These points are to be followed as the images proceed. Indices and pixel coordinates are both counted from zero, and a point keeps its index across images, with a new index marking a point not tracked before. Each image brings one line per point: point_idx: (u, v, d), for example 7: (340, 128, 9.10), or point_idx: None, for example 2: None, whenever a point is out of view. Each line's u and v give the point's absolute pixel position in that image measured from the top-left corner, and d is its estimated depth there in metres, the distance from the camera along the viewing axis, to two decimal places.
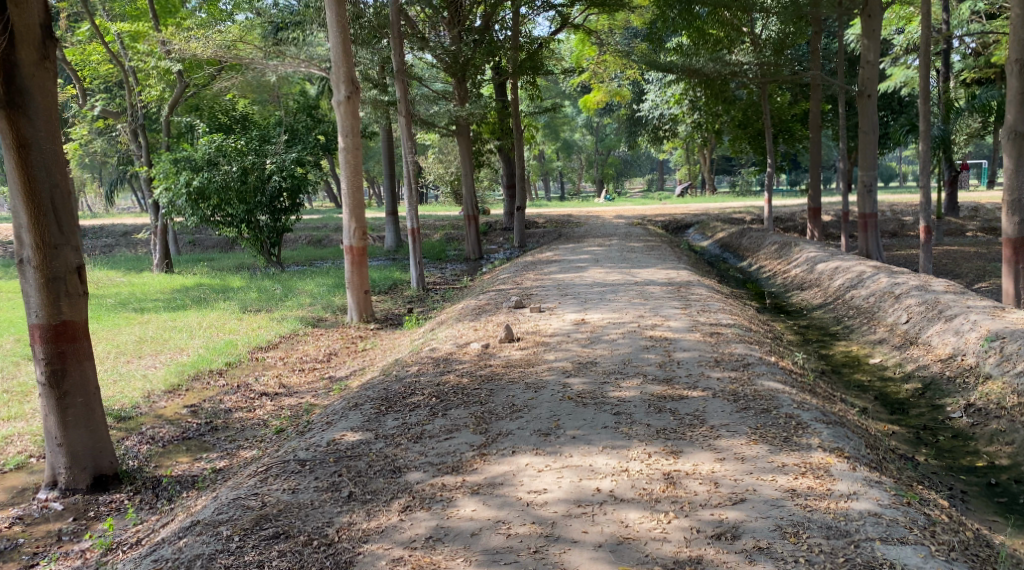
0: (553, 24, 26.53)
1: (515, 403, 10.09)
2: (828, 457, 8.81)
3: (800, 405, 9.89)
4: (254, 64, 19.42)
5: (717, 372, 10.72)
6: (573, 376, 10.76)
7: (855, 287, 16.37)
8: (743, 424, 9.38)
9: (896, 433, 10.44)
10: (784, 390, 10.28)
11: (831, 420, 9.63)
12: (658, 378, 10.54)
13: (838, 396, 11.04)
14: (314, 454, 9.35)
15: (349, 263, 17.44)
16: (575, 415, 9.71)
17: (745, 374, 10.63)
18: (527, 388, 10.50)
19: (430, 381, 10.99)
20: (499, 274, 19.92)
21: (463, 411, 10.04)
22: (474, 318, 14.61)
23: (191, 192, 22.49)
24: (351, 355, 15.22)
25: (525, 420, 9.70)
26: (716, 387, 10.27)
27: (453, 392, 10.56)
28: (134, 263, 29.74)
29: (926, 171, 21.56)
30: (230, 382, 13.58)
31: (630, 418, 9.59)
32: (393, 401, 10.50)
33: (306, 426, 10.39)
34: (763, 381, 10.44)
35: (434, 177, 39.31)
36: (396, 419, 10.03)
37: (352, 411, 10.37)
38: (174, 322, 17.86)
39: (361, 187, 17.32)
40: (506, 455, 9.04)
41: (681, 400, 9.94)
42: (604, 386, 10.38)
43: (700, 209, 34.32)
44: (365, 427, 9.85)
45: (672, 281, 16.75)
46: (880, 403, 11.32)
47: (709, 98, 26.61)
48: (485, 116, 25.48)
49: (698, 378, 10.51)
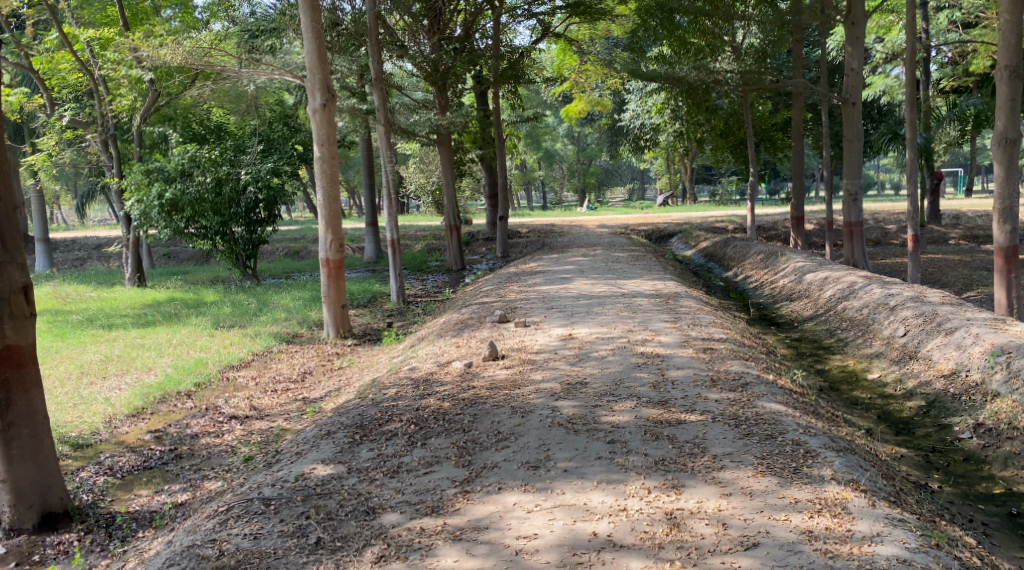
0: (534, 33, 26.00)
1: (500, 431, 9.48)
2: (844, 491, 8.28)
3: (805, 430, 9.34)
4: (227, 72, 18.79)
5: (714, 393, 10.14)
6: (562, 398, 10.15)
7: (847, 298, 15.84)
8: (748, 452, 8.81)
9: (905, 457, 9.92)
10: (787, 412, 9.73)
11: (840, 447, 9.08)
12: (651, 401, 9.95)
13: (842, 417, 10.49)
14: (280, 491, 8.70)
15: (326, 277, 16.77)
16: (566, 443, 9.11)
17: (745, 395, 10.05)
18: (513, 412, 9.90)
19: (408, 406, 10.33)
20: (482, 285, 19.31)
21: (444, 440, 9.42)
22: (456, 334, 13.98)
23: (164, 204, 21.87)
24: (327, 374, 14.56)
25: (511, 450, 9.09)
26: (714, 409, 9.69)
27: (433, 419, 9.92)
28: (106, 277, 28.99)
29: (913, 180, 20.95)
30: (199, 404, 12.93)
31: (625, 447, 9.01)
32: (369, 428, 9.86)
33: (275, 456, 9.72)
34: (763, 403, 9.87)
35: (414, 186, 38.69)
36: (371, 449, 9.39)
37: (324, 439, 9.72)
38: (143, 340, 17.15)
39: (338, 197, 16.71)
40: (491, 493, 8.44)
41: (679, 425, 9.37)
42: (596, 410, 9.79)
43: (683, 218, 33.85)
44: (338, 459, 9.21)
45: (660, 293, 16.21)
46: (885, 424, 10.78)
47: (691, 108, 26.15)
48: (467, 125, 24.94)
49: (695, 400, 9.92)
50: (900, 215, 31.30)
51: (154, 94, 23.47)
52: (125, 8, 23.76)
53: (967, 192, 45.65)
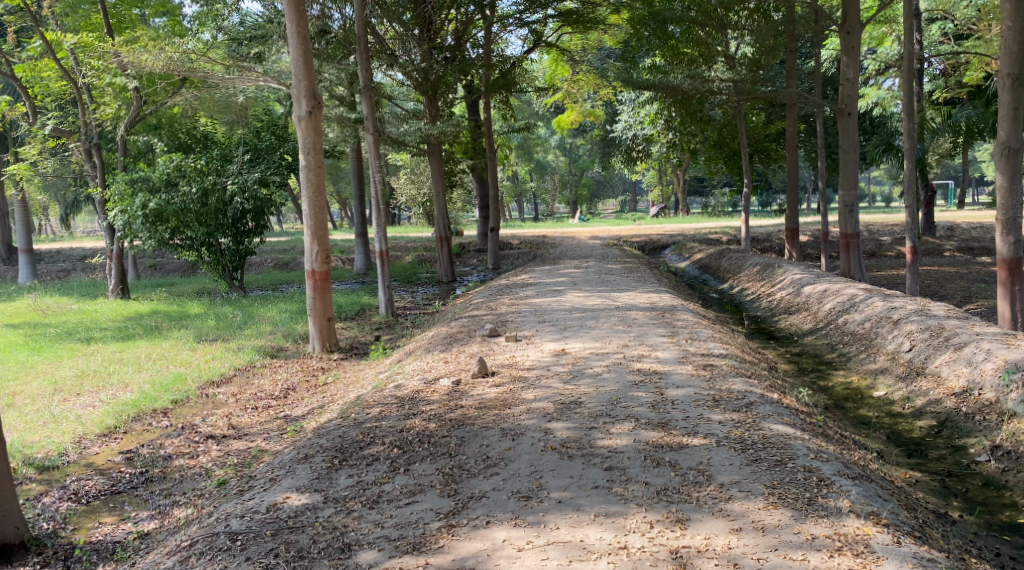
0: (526, 43, 25.51)
1: (489, 456, 9.00)
2: (865, 527, 7.95)
3: (817, 454, 8.90)
4: (211, 78, 18.28)
5: (718, 413, 9.62)
6: (555, 419, 9.62)
7: (848, 311, 15.33)
8: (757, 481, 8.42)
9: (920, 482, 9.50)
10: (796, 434, 9.25)
11: (856, 474, 8.66)
12: (651, 422, 9.44)
13: (851, 439, 10.03)
14: (249, 524, 8.29)
15: (311, 290, 16.21)
16: (560, 470, 8.66)
17: (749, 416, 9.55)
18: (503, 434, 9.37)
19: (391, 427, 9.79)
20: (472, 298, 18.77)
21: (429, 466, 8.94)
22: (444, 348, 13.43)
23: (148, 214, 21.27)
24: (310, 391, 13.99)
25: (501, 478, 8.63)
26: (718, 432, 9.21)
27: (418, 441, 9.40)
28: (90, 289, 28.38)
29: (910, 189, 20.37)
30: (176, 423, 12.38)
31: (624, 475, 8.58)
32: (349, 451, 9.34)
33: (248, 482, 9.21)
34: (770, 424, 9.38)
35: (405, 198, 38.15)
36: (351, 476, 8.92)
37: (301, 463, 9.21)
38: (122, 354, 16.57)
39: (324, 208, 16.15)
40: (479, 527, 8.04)
41: (681, 450, 8.91)
42: (591, 433, 9.27)
43: (676, 229, 33.41)
44: (313, 487, 8.75)
45: (655, 305, 15.70)
46: (894, 444, 10.32)
47: (684, 119, 25.70)
48: (458, 136, 24.43)
49: (698, 422, 9.41)
50: (895, 227, 30.88)
51: (140, 103, 22.95)
52: (109, 15, 23.14)
53: (959, 203, 45.27)
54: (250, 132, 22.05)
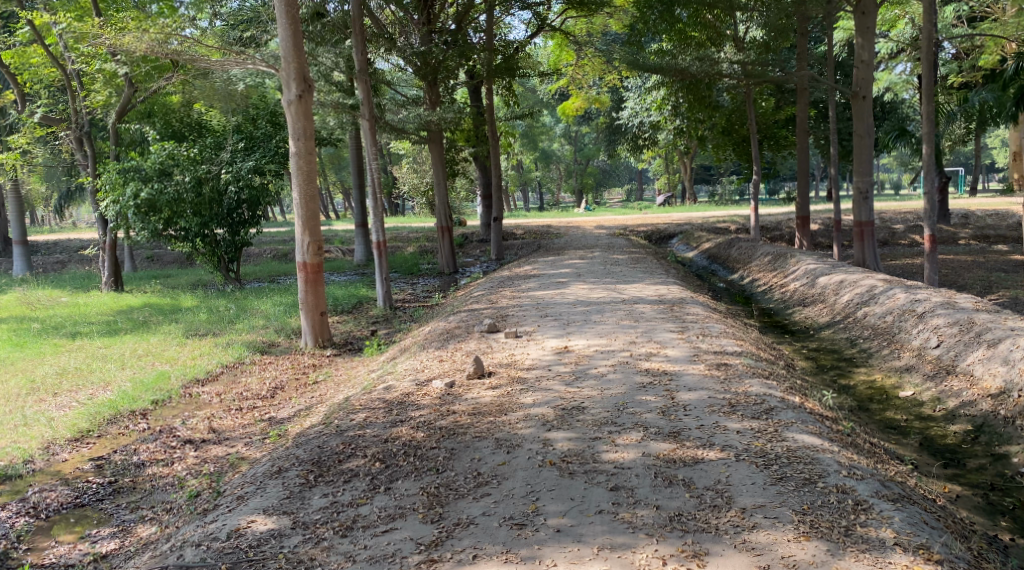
0: (529, 28, 24.61)
1: (481, 472, 8.30)
2: (914, 563, 7.26)
3: (849, 471, 8.17)
4: (200, 64, 17.05)
5: (735, 421, 8.88)
6: (556, 428, 8.88)
7: (867, 304, 14.49)
8: (784, 506, 7.71)
9: (961, 497, 8.75)
10: (822, 445, 8.52)
11: (895, 496, 7.94)
12: (661, 431, 8.71)
13: (881, 447, 9.29)
14: (205, 556, 7.65)
15: (303, 283, 15.42)
16: (559, 491, 7.97)
17: (770, 425, 8.82)
18: (497, 446, 8.66)
19: (376, 437, 9.07)
20: (473, 290, 17.96)
21: (412, 485, 8.25)
22: (440, 346, 12.63)
23: (140, 204, 20.46)
24: (299, 390, 13.19)
25: (492, 501, 7.94)
26: (737, 444, 8.48)
27: (403, 455, 8.70)
28: (84, 281, 27.60)
29: (928, 174, 19.39)
30: (154, 426, 11.60)
31: (632, 496, 7.88)
32: (325, 466, 8.64)
33: (214, 501, 8.55)
34: (793, 435, 8.65)
35: (407, 187, 37.28)
36: (325, 496, 8.24)
37: (273, 479, 8.51)
38: (106, 350, 15.79)
39: (315, 197, 15.36)
40: (465, 562, 7.35)
41: (695, 466, 8.20)
42: (595, 444, 8.55)
43: (683, 218, 32.55)
44: (282, 510, 8.08)
45: (663, 298, 14.88)
46: (928, 452, 9.58)
47: (691, 105, 24.75)
48: (460, 122, 23.49)
49: (714, 432, 8.67)
50: (907, 214, 29.94)
51: (131, 89, 22.08)
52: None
53: (969, 190, 44.18)
54: (243, 118, 21.17)
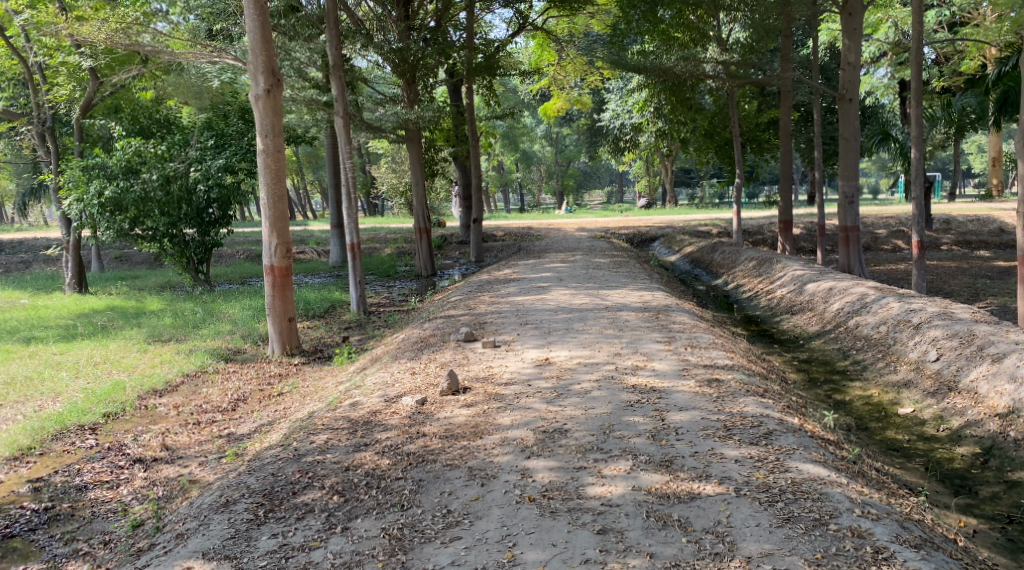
0: (510, 27, 23.90)
1: (453, 510, 7.76)
2: None
3: (863, 509, 7.73)
4: (166, 56, 16.00)
5: (732, 448, 8.40)
6: (536, 456, 8.34)
7: (859, 313, 13.85)
8: (795, 554, 7.27)
9: (979, 533, 8.32)
10: (828, 477, 8.05)
11: (918, 541, 7.51)
12: (652, 460, 8.22)
13: (889, 476, 8.80)
14: None
15: (271, 287, 14.60)
16: (539, 535, 7.45)
17: (771, 452, 8.34)
18: (470, 478, 8.11)
19: (336, 463, 8.46)
20: (449, 295, 17.20)
21: (374, 524, 7.68)
22: (413, 356, 11.88)
23: (104, 202, 19.52)
24: (262, 403, 12.36)
25: (464, 546, 7.41)
26: (736, 476, 8.00)
27: (366, 486, 8.13)
28: (46, 282, 26.60)
29: (915, 180, 18.81)
30: (103, 443, 10.86)
31: (622, 542, 7.40)
32: (277, 498, 8.02)
33: (149, 542, 7.97)
34: (797, 464, 8.18)
35: (385, 188, 36.47)
36: (274, 535, 7.67)
37: (219, 513, 7.92)
38: (62, 357, 14.97)
39: (284, 196, 14.60)
40: None
41: (691, 503, 7.73)
42: (580, 477, 8.04)
43: (666, 221, 31.94)
44: (222, 554, 7.50)
45: (647, 305, 14.21)
46: (937, 479, 9.10)
47: (674, 107, 24.06)
48: (439, 121, 22.69)
49: (710, 461, 8.19)
50: (889, 218, 29.40)
51: (96, 84, 21.07)
52: None
53: (948, 195, 43.70)
54: (214, 114, 20.24)
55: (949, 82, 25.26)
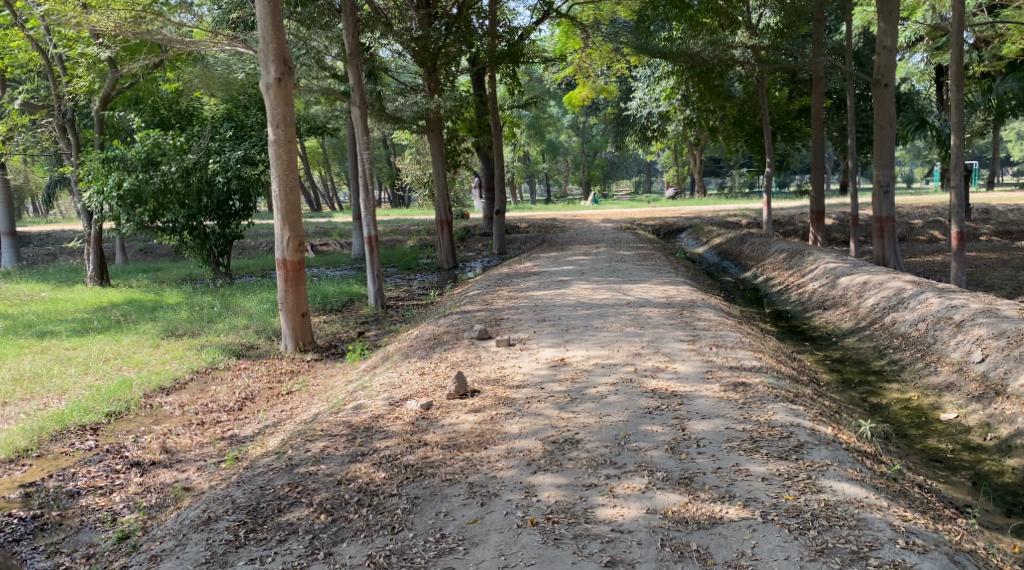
0: (535, 14, 23.22)
1: (448, 535, 7.39)
2: None
3: (903, 538, 7.24)
4: (175, 44, 15.14)
5: (758, 464, 7.93)
6: (542, 471, 7.97)
7: (895, 308, 13.17)
8: None
9: None
10: (866, 500, 7.58)
11: None
12: (670, 478, 7.80)
13: (933, 494, 8.23)
14: None
15: (282, 281, 14.05)
16: (541, 566, 7.07)
17: (801, 469, 7.87)
18: (470, 497, 7.75)
19: (329, 479, 8.09)
20: (468, 288, 16.65)
21: (359, 550, 7.34)
22: (425, 355, 11.39)
23: (123, 194, 18.82)
24: (270, 402, 11.77)
25: None
26: (763, 498, 7.55)
27: (358, 505, 7.78)
28: (68, 275, 26.25)
29: (953, 168, 17.98)
30: (103, 444, 10.32)
31: None
32: (261, 516, 7.71)
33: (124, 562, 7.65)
34: (831, 484, 7.71)
35: (410, 179, 35.96)
36: (252, 560, 7.33)
37: (198, 533, 7.64)
38: (73, 352, 14.46)
39: (296, 188, 14.00)
40: None
41: (708, 529, 7.31)
42: (590, 498, 7.64)
43: (694, 212, 31.18)
44: None
45: (672, 300, 13.62)
46: (989, 495, 8.46)
47: (702, 95, 23.22)
48: (461, 111, 22.05)
49: (733, 480, 7.75)
50: (924, 208, 28.50)
51: (115, 75, 20.29)
52: None
53: (986, 184, 42.30)
54: (233, 106, 19.65)
55: (988, 68, 24.27)
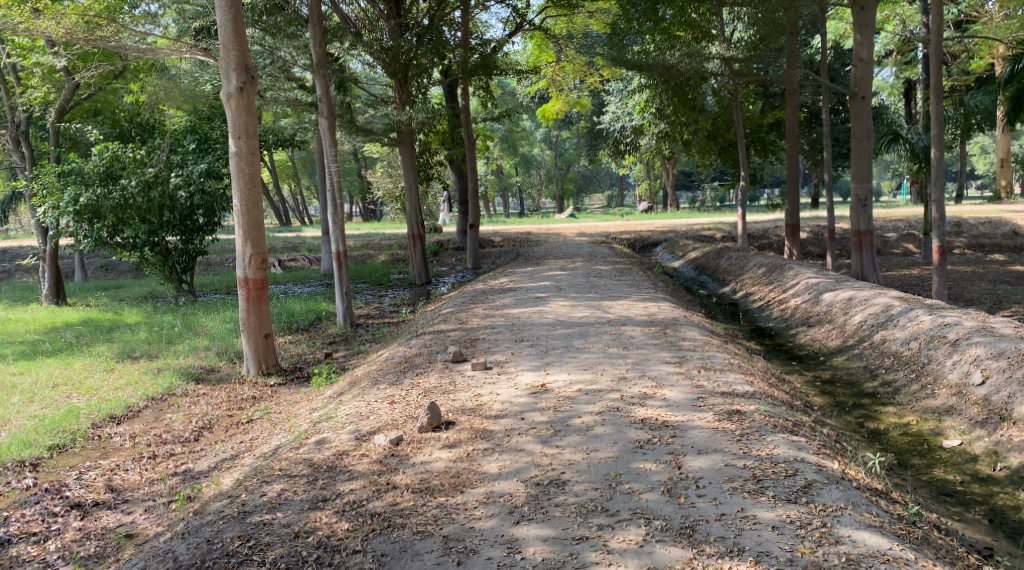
0: (507, 27, 22.54)
1: None
2: None
3: None
4: (128, 51, 14.22)
5: (766, 509, 7.38)
6: (526, 520, 7.36)
7: (884, 326, 12.59)
8: None
9: None
10: (890, 553, 7.07)
11: None
12: (670, 527, 7.23)
13: (954, 537, 7.79)
14: None
15: (244, 301, 13.18)
16: None
17: (817, 516, 7.33)
18: (446, 554, 7.14)
19: (286, 531, 7.43)
20: (440, 306, 15.90)
21: None
22: (394, 380, 10.66)
23: (81, 209, 17.93)
24: (229, 431, 10.96)
25: None
26: (776, 552, 7.02)
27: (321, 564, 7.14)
28: (24, 294, 25.23)
29: (933, 179, 17.38)
30: (43, 481, 9.50)
31: None
32: None
33: None
34: (850, 533, 7.20)
35: (381, 193, 35.15)
36: None
37: None
38: (21, 376, 13.58)
39: (259, 203, 13.19)
40: None
41: None
42: (580, 554, 7.05)
43: (668, 225, 30.62)
44: None
45: (653, 318, 12.99)
46: (1010, 536, 8.04)
47: (676, 108, 22.63)
48: (433, 122, 21.23)
49: (741, 529, 7.20)
50: (900, 220, 28.10)
51: (72, 83, 19.35)
52: None
53: (956, 198, 42.10)
54: (196, 117, 18.75)
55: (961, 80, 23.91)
